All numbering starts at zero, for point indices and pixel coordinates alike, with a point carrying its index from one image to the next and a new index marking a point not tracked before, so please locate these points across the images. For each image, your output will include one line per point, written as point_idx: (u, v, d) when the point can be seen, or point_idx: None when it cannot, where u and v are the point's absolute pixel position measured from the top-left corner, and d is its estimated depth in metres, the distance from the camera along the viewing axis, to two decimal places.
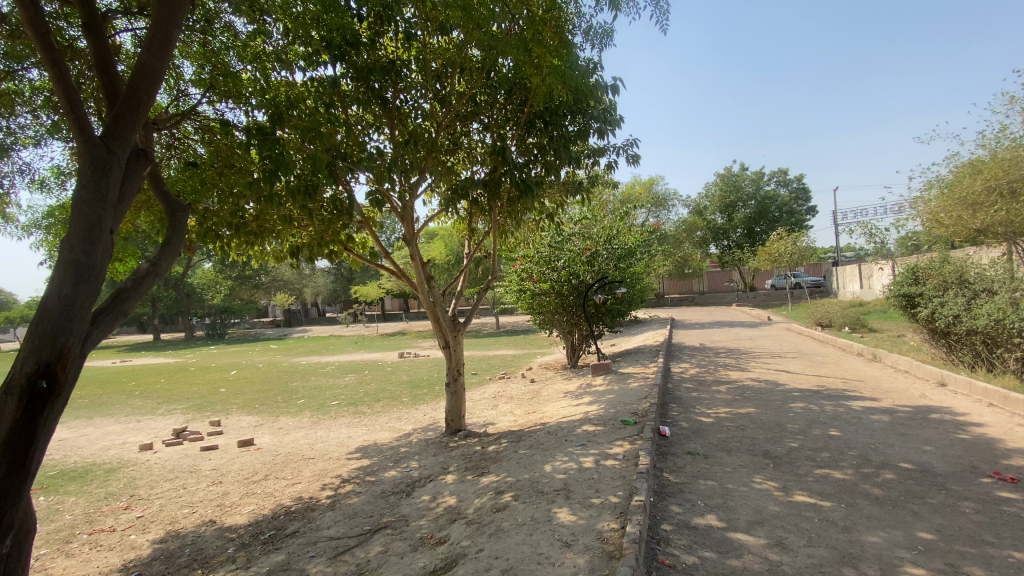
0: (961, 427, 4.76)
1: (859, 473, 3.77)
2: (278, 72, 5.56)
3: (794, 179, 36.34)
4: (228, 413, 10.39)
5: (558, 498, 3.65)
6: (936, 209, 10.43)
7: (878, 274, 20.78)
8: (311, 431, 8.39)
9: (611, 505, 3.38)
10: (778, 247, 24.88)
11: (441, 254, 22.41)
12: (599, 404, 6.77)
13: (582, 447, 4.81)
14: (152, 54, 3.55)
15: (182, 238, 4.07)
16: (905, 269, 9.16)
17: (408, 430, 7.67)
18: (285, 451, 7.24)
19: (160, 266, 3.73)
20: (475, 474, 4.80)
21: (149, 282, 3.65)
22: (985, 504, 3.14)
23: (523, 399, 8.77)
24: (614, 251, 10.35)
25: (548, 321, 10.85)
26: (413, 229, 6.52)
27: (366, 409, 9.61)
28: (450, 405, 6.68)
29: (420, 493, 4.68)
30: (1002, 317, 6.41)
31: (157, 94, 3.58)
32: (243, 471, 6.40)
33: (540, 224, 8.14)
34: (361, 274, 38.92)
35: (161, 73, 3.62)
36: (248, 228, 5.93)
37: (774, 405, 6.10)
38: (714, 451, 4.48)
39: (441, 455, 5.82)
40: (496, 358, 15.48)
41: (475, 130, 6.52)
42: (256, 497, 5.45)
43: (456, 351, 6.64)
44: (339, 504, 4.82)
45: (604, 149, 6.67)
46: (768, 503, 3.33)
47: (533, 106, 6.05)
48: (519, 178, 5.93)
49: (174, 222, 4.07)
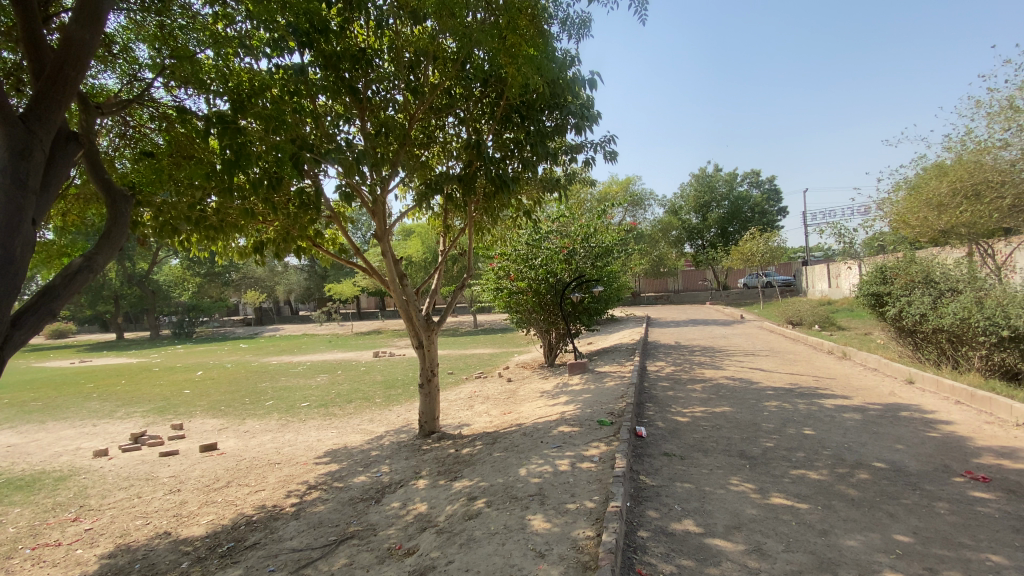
0: (930, 424, 4.82)
1: (835, 474, 3.74)
2: (242, 59, 5.29)
3: (766, 181, 37.18)
4: (192, 415, 9.99)
5: (532, 504, 3.53)
6: (903, 210, 10.66)
7: (847, 274, 21.35)
8: (279, 434, 8.08)
9: (587, 511, 3.27)
10: (751, 246, 25.35)
11: (418, 250, 22.18)
12: (576, 404, 6.68)
13: (558, 449, 4.69)
14: (82, 27, 3.34)
15: (123, 232, 3.78)
16: (873, 268, 9.35)
17: (380, 432, 7.45)
18: (249, 456, 6.94)
19: (95, 262, 3.45)
20: (447, 479, 4.64)
21: (83, 279, 3.36)
22: (959, 504, 3.13)
23: (499, 399, 8.63)
24: (592, 250, 10.32)
25: (525, 320, 10.73)
26: (385, 225, 6.28)
27: (338, 411, 9.33)
28: (424, 407, 6.47)
29: (389, 499, 4.49)
30: (968, 316, 6.56)
31: (87, 70, 3.36)
32: (203, 478, 6.10)
33: (517, 221, 8.00)
34: (336, 271, 38.25)
35: (92, 49, 3.41)
36: (208, 222, 5.61)
37: (749, 404, 6.11)
38: (690, 452, 4.42)
39: (414, 458, 5.64)
40: (472, 357, 15.34)
41: (451, 124, 6.35)
42: (216, 506, 5.18)
43: (430, 351, 6.43)
44: (304, 513, 4.60)
45: (582, 145, 6.57)
46: (746, 507, 3.27)
47: (509, 100, 5.87)
48: (495, 173, 5.78)
49: (115, 212, 3.75)
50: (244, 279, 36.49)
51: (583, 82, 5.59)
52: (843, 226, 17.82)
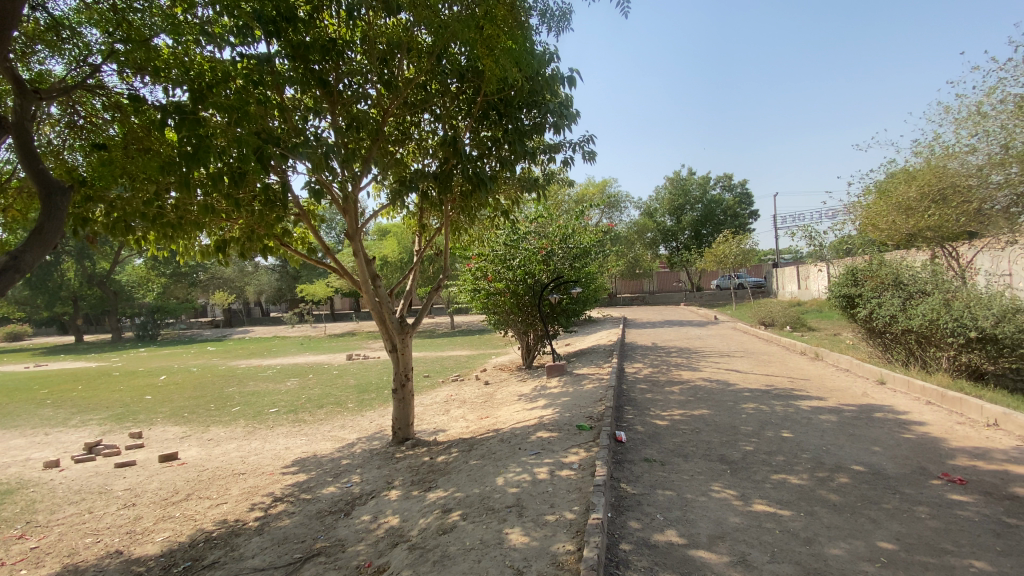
0: (904, 425, 4.86)
1: (815, 478, 3.70)
2: (203, 47, 4.99)
3: (738, 184, 37.95)
4: (152, 423, 9.50)
5: (510, 517, 3.37)
6: (872, 214, 10.91)
7: (816, 276, 21.88)
8: (245, 442, 7.73)
9: (566, 523, 3.14)
10: (723, 249, 25.78)
11: (394, 251, 21.84)
12: (554, 408, 6.56)
13: (536, 456, 4.55)
14: None
15: (57, 229, 3.57)
16: (844, 270, 9.51)
17: (352, 439, 7.19)
18: (212, 466, 6.60)
19: (23, 261, 3.26)
20: (421, 490, 4.44)
21: (8, 279, 3.17)
22: (939, 508, 3.11)
23: (476, 403, 8.43)
24: (570, 251, 10.24)
25: (502, 322, 10.57)
26: (357, 223, 6.03)
27: (308, 417, 9.01)
28: (397, 413, 6.25)
29: (359, 512, 4.28)
30: (936, 317, 6.72)
31: None
32: (161, 491, 5.75)
33: (494, 222, 7.86)
34: (308, 271, 37.38)
35: None
36: (166, 219, 5.28)
37: (726, 406, 6.08)
38: (670, 457, 4.34)
39: (386, 467, 5.42)
40: (449, 359, 15.10)
41: (426, 120, 6.16)
42: (174, 521, 4.86)
43: (404, 355, 6.21)
44: (268, 528, 4.34)
45: (560, 144, 6.48)
46: (728, 515, 3.18)
47: (487, 96, 5.72)
48: (471, 172, 5.63)
49: (49, 205, 3.53)
50: (212, 279, 35.36)
51: (562, 79, 5.48)
52: (813, 229, 18.20)
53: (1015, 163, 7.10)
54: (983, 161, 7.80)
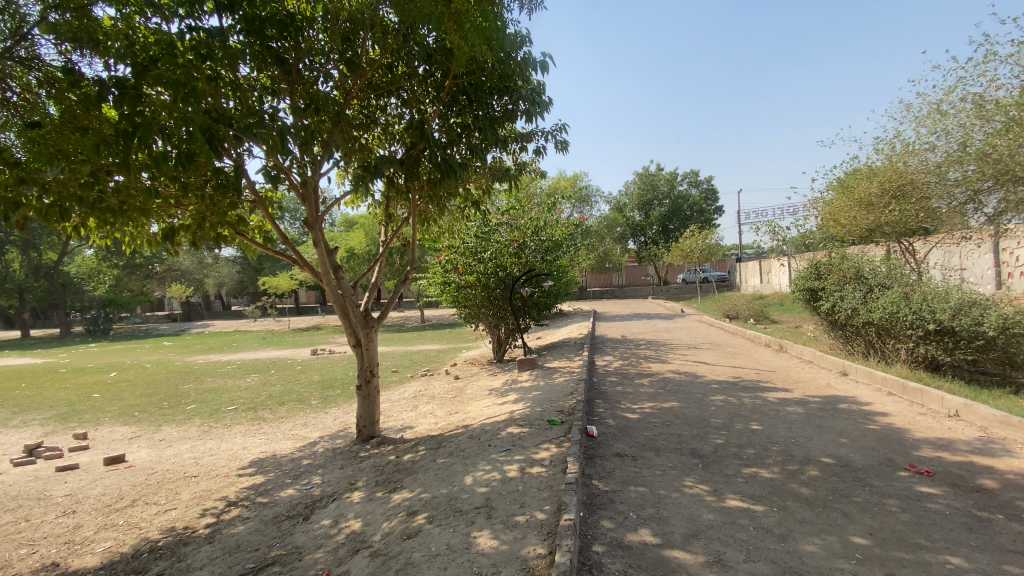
0: (869, 416, 4.96)
1: (786, 471, 3.68)
2: (149, 20, 4.59)
3: (705, 180, 38.67)
4: (99, 423, 8.91)
5: (478, 519, 3.22)
6: (834, 209, 11.22)
7: (778, 271, 22.57)
8: (199, 442, 7.32)
9: (537, 524, 3.01)
10: (690, 243, 26.22)
11: (361, 243, 21.31)
12: (524, 403, 6.43)
13: (506, 454, 4.40)
14: None
15: None
16: (807, 263, 9.68)
17: (314, 438, 6.89)
18: (162, 468, 6.19)
19: None
20: (386, 491, 4.24)
21: None
22: (909, 502, 3.15)
23: (445, 398, 8.23)
24: (541, 244, 10.13)
25: (473, 315, 10.39)
26: (317, 211, 5.71)
27: (269, 415, 8.63)
28: (362, 410, 6.00)
29: (319, 516, 4.04)
30: (897, 311, 6.93)
31: None
32: (104, 496, 5.33)
33: (465, 212, 7.63)
34: (271, 263, 36.13)
35: None
36: (106, 204, 4.83)
37: (695, 399, 6.08)
38: (641, 451, 4.26)
39: (349, 468, 5.18)
40: (419, 353, 14.82)
41: (393, 105, 5.90)
42: (116, 530, 4.49)
43: (369, 350, 5.95)
44: (219, 535, 4.05)
45: (532, 133, 6.31)
46: (702, 512, 3.11)
47: (457, 79, 5.48)
48: (440, 158, 5.39)
49: None
50: (169, 271, 33.75)
51: (535, 64, 5.30)
52: (777, 224, 18.59)
53: (971, 161, 7.28)
54: (941, 159, 8.03)
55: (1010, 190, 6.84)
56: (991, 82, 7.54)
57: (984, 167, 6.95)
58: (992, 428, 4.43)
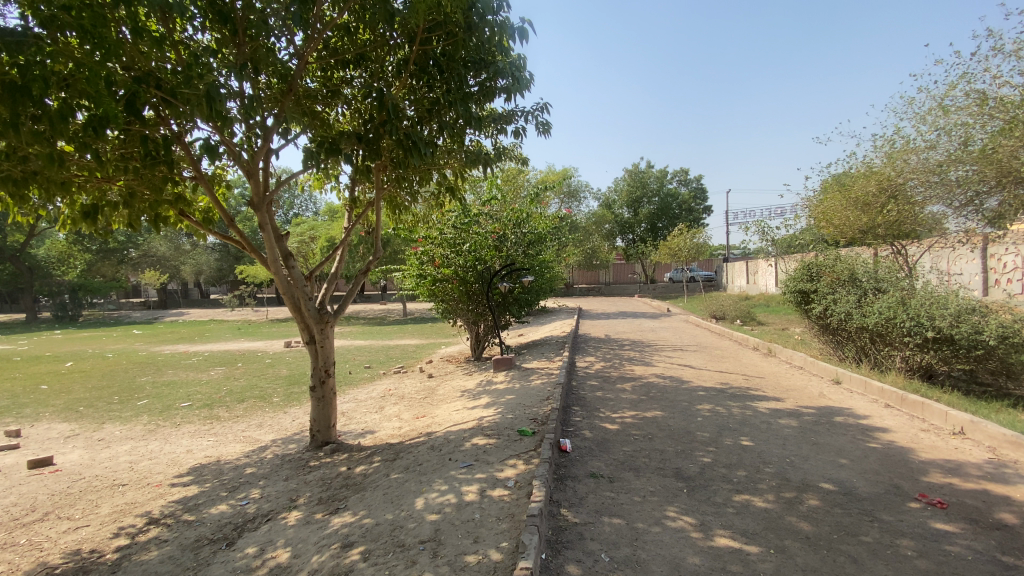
0: (868, 433, 4.52)
1: (782, 500, 3.21)
2: None
3: (695, 179, 38.37)
4: (37, 419, 8.16)
5: (421, 558, 2.69)
6: (827, 207, 10.82)
7: (765, 272, 22.45)
8: (140, 444, 6.67)
9: (490, 569, 2.50)
10: (678, 242, 25.93)
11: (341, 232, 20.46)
12: (495, 408, 5.90)
13: (467, 471, 3.88)
14: None
15: None
16: (799, 265, 9.23)
17: (266, 441, 6.30)
18: (90, 475, 5.53)
19: None
20: (326, 512, 3.69)
21: None
22: (925, 543, 2.71)
23: (415, 399, 7.69)
24: (523, 237, 9.59)
25: (450, 311, 9.83)
26: (266, 189, 5.07)
27: (223, 414, 7.99)
28: (316, 414, 5.42)
29: (246, 542, 3.48)
30: (893, 317, 6.51)
31: None
32: (13, 508, 4.67)
33: (441, 201, 7.04)
34: None
35: None
36: (8, 173, 4.13)
37: (680, 407, 5.61)
38: (619, 472, 3.77)
39: (294, 480, 4.62)
40: (396, 348, 14.21)
41: (357, 77, 5.35)
42: (10, 551, 3.86)
43: (324, 347, 5.38)
44: (126, 564, 3.47)
45: (511, 114, 5.79)
46: (686, 554, 2.62)
47: (425, 47, 4.90)
48: (403, 134, 4.77)
49: None
50: (144, 257, 32.53)
51: (513, 32, 4.75)
52: (766, 224, 18.22)
53: (972, 161, 6.89)
54: (942, 158, 7.59)
55: (1012, 192, 6.49)
56: (994, 78, 7.17)
57: (985, 167, 6.58)
58: (1001, 449, 4.02)
